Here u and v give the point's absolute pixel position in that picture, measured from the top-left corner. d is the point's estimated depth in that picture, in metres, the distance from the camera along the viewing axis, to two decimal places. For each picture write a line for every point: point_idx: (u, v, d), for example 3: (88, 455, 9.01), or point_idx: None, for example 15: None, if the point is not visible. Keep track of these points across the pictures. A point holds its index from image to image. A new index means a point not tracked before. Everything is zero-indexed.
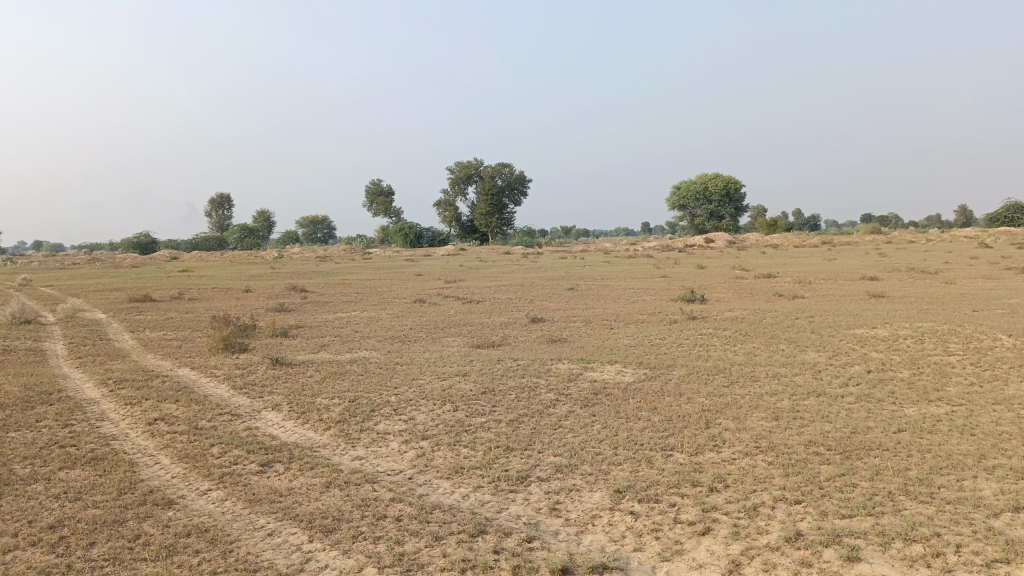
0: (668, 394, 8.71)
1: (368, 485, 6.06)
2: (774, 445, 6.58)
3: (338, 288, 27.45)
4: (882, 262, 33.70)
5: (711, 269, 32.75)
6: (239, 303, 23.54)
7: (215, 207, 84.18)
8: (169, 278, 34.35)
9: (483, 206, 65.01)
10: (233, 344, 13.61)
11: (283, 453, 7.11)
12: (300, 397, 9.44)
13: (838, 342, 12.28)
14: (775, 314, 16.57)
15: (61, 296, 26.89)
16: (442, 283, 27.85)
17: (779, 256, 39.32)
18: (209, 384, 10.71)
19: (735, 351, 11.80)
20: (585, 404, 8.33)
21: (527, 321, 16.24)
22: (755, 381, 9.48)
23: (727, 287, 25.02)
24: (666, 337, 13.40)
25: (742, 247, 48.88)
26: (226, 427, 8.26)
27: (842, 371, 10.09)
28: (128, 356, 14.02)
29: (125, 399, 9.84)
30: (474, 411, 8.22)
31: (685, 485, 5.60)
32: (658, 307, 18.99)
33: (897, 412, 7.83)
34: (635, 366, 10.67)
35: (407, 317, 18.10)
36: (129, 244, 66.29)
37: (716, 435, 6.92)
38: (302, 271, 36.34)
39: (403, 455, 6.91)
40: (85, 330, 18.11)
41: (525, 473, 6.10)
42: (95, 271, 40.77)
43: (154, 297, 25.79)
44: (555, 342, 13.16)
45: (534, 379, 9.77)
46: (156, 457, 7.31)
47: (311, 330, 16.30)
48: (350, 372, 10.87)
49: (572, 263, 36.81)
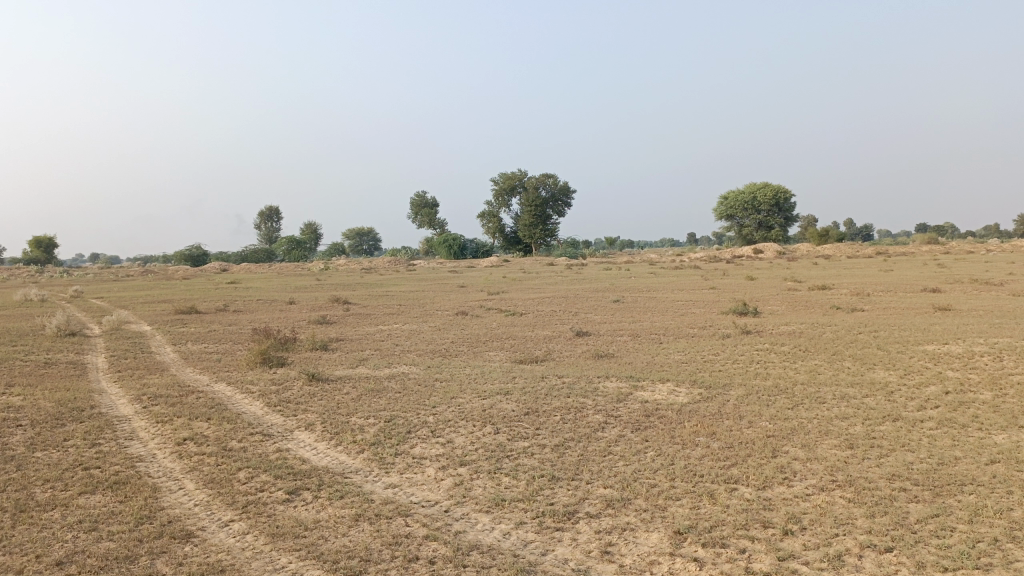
0: (727, 417, 8.02)
1: (400, 519, 5.53)
2: (852, 478, 5.87)
3: (381, 299, 27.26)
4: (945, 273, 32.20)
5: (762, 280, 31.67)
6: (282, 315, 23.41)
7: (264, 220, 85.49)
8: (216, 290, 34.59)
9: (527, 217, 64.60)
10: (271, 359, 13.30)
11: (313, 479, 6.64)
12: (334, 417, 8.99)
13: (908, 361, 11.39)
14: (835, 328, 15.65)
15: (109, 308, 27.16)
16: (486, 295, 27.41)
17: (834, 267, 37.95)
18: (243, 401, 10.37)
19: (796, 369, 11.02)
20: (636, 428, 7.70)
21: (572, 335, 15.65)
22: (822, 404, 8.72)
23: (781, 299, 24.05)
24: (720, 353, 12.66)
25: (792, 258, 47.44)
26: (256, 448, 7.85)
27: (916, 392, 9.27)
28: (167, 369, 13.81)
29: (157, 417, 9.55)
30: (517, 434, 7.65)
31: (754, 527, 4.96)
32: (709, 321, 18.17)
33: (987, 439, 7.02)
34: (689, 385, 10.00)
35: (449, 330, 17.66)
36: (181, 257, 67.61)
37: (785, 466, 6.24)
38: (347, 283, 36.29)
39: (440, 483, 6.37)
40: (129, 342, 18.10)
41: (572, 507, 5.51)
42: (147, 283, 41.43)
43: (200, 309, 25.87)
44: (602, 358, 12.51)
45: (580, 399, 9.16)
46: (181, 482, 6.92)
47: (351, 344, 15.95)
48: (388, 390, 10.41)
49: (617, 275, 35.97)
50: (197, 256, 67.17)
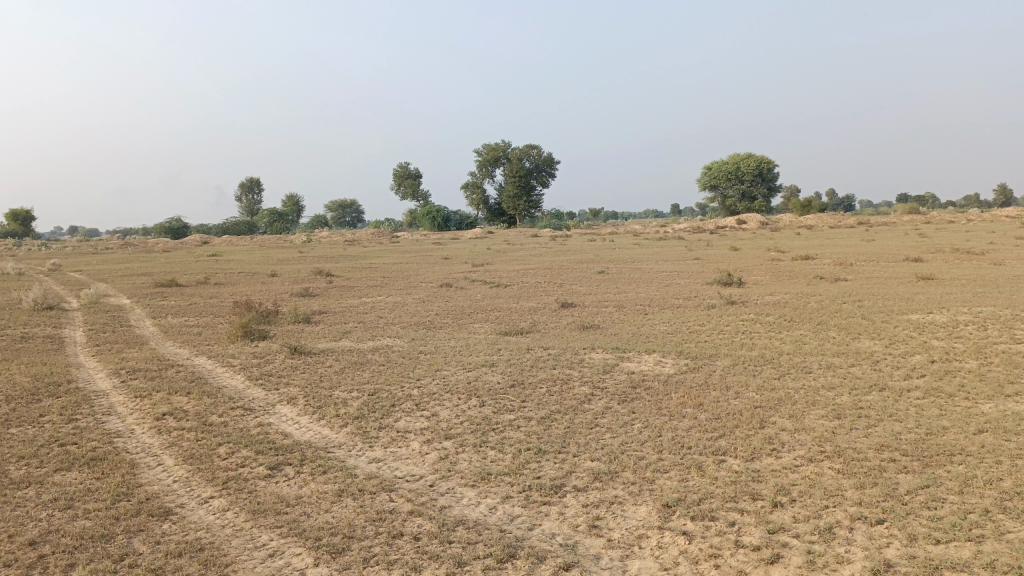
0: (714, 388, 7.95)
1: (384, 495, 5.42)
2: (841, 449, 5.82)
3: (364, 272, 27.01)
4: (927, 243, 32.36)
5: (747, 251, 31.68)
6: (264, 288, 23.14)
7: (246, 192, 84.48)
8: (197, 262, 34.17)
9: (511, 188, 64.21)
10: (252, 332, 13.10)
11: (295, 454, 6.51)
12: (317, 390, 8.84)
13: (893, 330, 11.38)
14: (820, 298, 15.65)
15: (88, 281, 26.73)
16: (470, 267, 27.25)
17: (817, 237, 38.04)
18: (225, 375, 10.20)
19: (782, 339, 10.98)
20: (623, 400, 7.62)
21: (557, 307, 15.55)
22: (809, 374, 8.67)
23: (765, 269, 24.06)
24: (705, 324, 12.61)
25: (775, 228, 47.52)
26: (237, 423, 7.70)
27: (903, 362, 9.25)
28: (147, 343, 13.59)
29: (135, 391, 9.37)
30: (502, 407, 7.55)
31: (743, 499, 4.90)
32: (694, 291, 18.14)
33: (974, 409, 7.00)
34: (675, 356, 9.93)
35: (433, 302, 17.51)
36: (161, 229, 66.78)
37: (773, 437, 6.19)
38: (330, 255, 35.98)
39: (424, 458, 6.27)
40: (108, 316, 17.82)
41: (559, 481, 5.42)
42: (127, 255, 40.91)
43: (181, 282, 25.53)
44: (587, 329, 12.42)
45: (566, 371, 9.07)
46: (160, 458, 6.78)
47: (334, 316, 15.77)
48: (372, 362, 10.28)
49: (601, 246, 35.84)
50: (178, 228, 66.37)
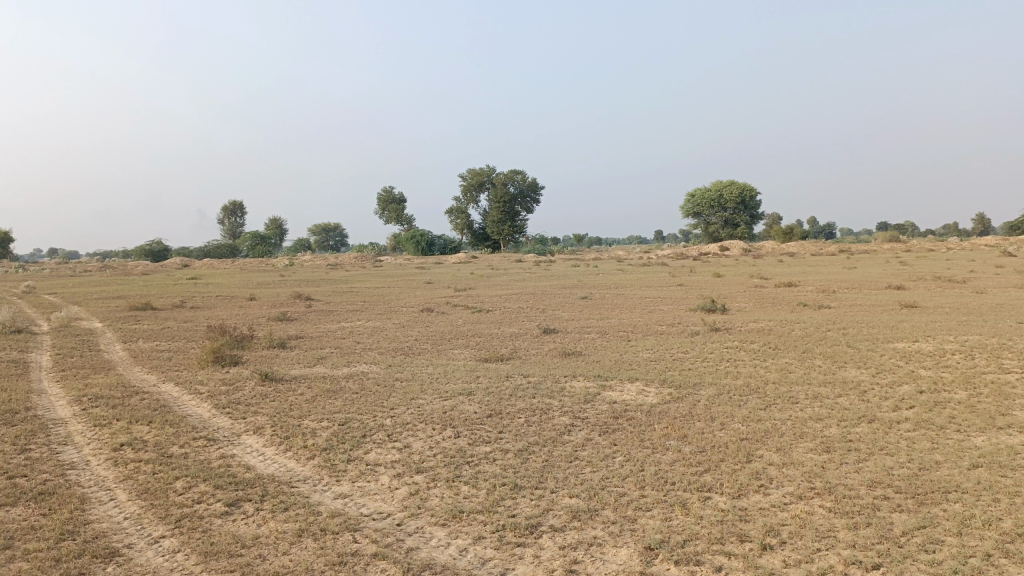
0: (699, 419, 7.67)
1: (348, 535, 5.07)
2: (831, 486, 5.55)
3: (344, 296, 26.60)
4: (908, 271, 32.46)
5: (730, 277, 31.60)
6: (241, 312, 22.69)
7: (228, 215, 83.85)
8: (175, 286, 33.57)
9: (495, 213, 64.15)
10: (224, 357, 12.69)
11: (257, 489, 6.14)
12: (286, 420, 8.47)
13: (879, 359, 11.18)
14: (804, 326, 15.48)
15: (61, 304, 26.10)
16: (452, 292, 26.94)
17: (799, 265, 38.13)
18: (191, 403, 9.78)
19: (767, 368, 10.73)
20: (604, 431, 7.31)
21: (539, 332, 15.27)
22: (795, 404, 8.41)
23: (749, 296, 23.92)
24: (689, 351, 12.37)
25: (757, 255, 47.66)
26: (199, 455, 7.31)
27: (890, 392, 9.03)
28: (115, 368, 13.13)
29: (95, 420, 8.93)
30: (478, 438, 7.21)
31: (730, 541, 4.60)
32: (678, 318, 17.91)
33: (966, 442, 6.76)
34: (658, 384, 9.65)
35: (412, 327, 17.17)
36: (141, 252, 65.97)
37: (760, 472, 5.90)
38: (312, 279, 35.54)
39: (394, 493, 5.91)
40: (77, 340, 17.29)
41: (535, 520, 5.09)
42: (103, 278, 40.15)
43: (156, 305, 25.00)
44: (569, 356, 12.11)
45: (545, 400, 8.75)
46: (112, 492, 6.37)
47: (311, 341, 15.37)
48: (345, 390, 9.92)
49: (585, 271, 35.71)
50: (158, 251, 65.60)
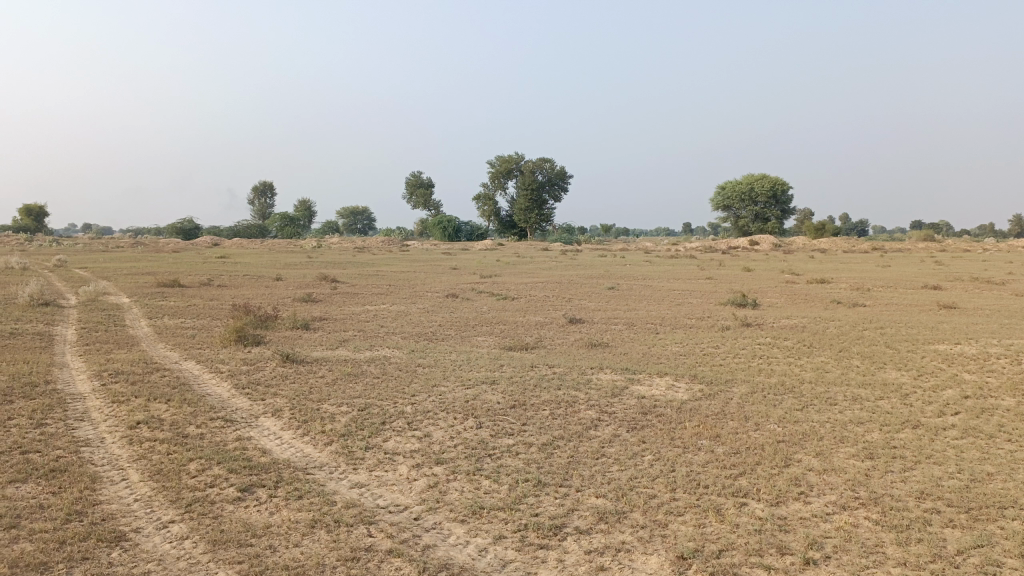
0: (733, 418, 7.33)
1: (362, 528, 4.83)
2: (877, 496, 5.20)
3: (370, 279, 26.48)
4: (945, 271, 31.63)
5: (760, 272, 31.02)
6: (267, 291, 22.66)
7: (259, 196, 84.33)
8: (204, 263, 33.78)
9: (524, 201, 63.80)
10: (247, 336, 12.55)
11: (271, 475, 5.93)
12: (304, 403, 8.27)
13: (919, 361, 10.71)
14: (839, 323, 15.03)
15: (91, 278, 26.30)
16: (478, 278, 26.73)
17: (831, 262, 37.31)
18: (211, 382, 9.63)
19: (801, 366, 10.32)
20: (632, 427, 7.00)
21: (565, 322, 14.97)
22: (832, 406, 8.02)
23: (780, 291, 23.41)
24: (719, 346, 12.01)
25: (788, 250, 46.86)
26: (215, 436, 7.13)
27: (934, 396, 8.61)
28: (138, 344, 13.05)
29: (114, 396, 8.80)
30: (500, 430, 6.94)
31: (769, 553, 4.29)
32: (707, 311, 17.48)
33: (1020, 453, 6.35)
34: (689, 380, 9.32)
35: (437, 312, 16.97)
36: (172, 230, 66.62)
37: (799, 478, 5.57)
38: (338, 261, 35.57)
39: (412, 485, 5.67)
40: (103, 314, 17.31)
41: (559, 521, 4.81)
42: (134, 254, 40.56)
43: (184, 282, 25.07)
44: (595, 347, 11.78)
45: (572, 392, 8.45)
46: (124, 472, 6.20)
47: (334, 323, 15.20)
48: (367, 374, 9.70)
49: (613, 262, 35.33)
50: (189, 229, 66.13)
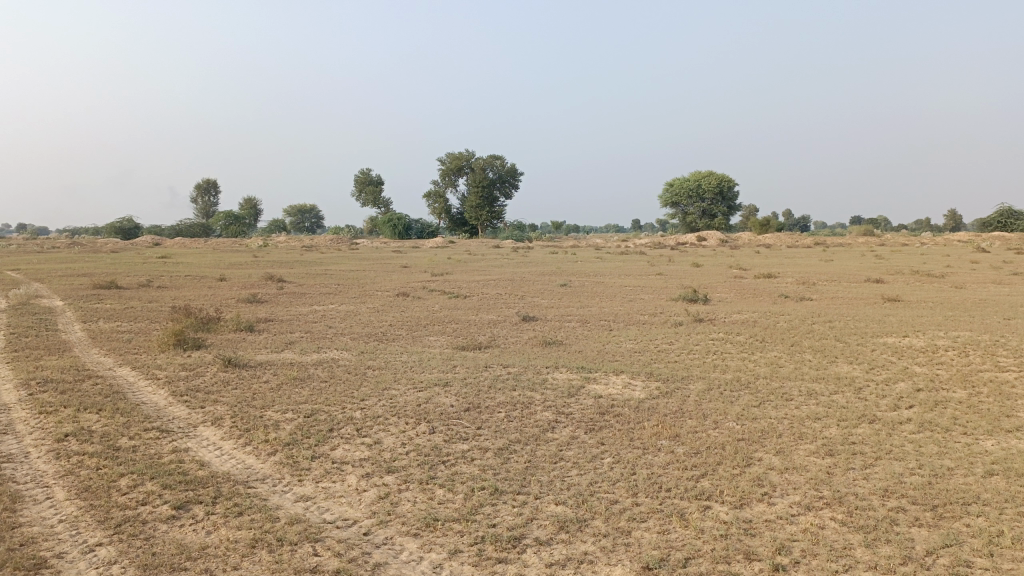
0: (691, 416, 7.19)
1: (308, 547, 4.51)
2: (840, 495, 5.10)
3: (317, 279, 25.86)
4: (886, 264, 32.39)
5: (708, 267, 31.30)
6: (210, 292, 21.88)
7: (202, 194, 82.13)
8: (143, 264, 32.60)
9: (474, 198, 63.38)
10: (186, 341, 11.99)
11: (209, 490, 5.55)
12: (247, 410, 7.86)
13: (870, 354, 10.77)
14: (789, 318, 15.13)
15: (22, 280, 25.09)
16: (429, 276, 26.32)
17: (777, 256, 37.91)
18: (147, 390, 9.11)
19: (756, 361, 10.27)
20: (590, 429, 6.80)
21: (518, 320, 14.74)
22: (789, 402, 7.95)
23: (729, 286, 23.59)
24: (674, 342, 11.92)
25: (735, 246, 47.54)
26: (149, 449, 6.69)
27: (887, 390, 8.62)
28: (70, 350, 12.36)
29: (40, 406, 8.22)
30: (454, 435, 6.66)
31: (737, 561, 4.12)
32: (660, 307, 17.45)
33: (976, 447, 6.34)
34: (645, 378, 9.17)
35: (387, 312, 16.57)
36: (111, 230, 64.40)
37: (761, 478, 5.44)
38: (285, 260, 34.72)
39: (361, 497, 5.36)
40: (33, 319, 16.44)
41: (518, 532, 4.57)
42: (69, 255, 39.02)
43: (121, 284, 24.08)
44: (549, 346, 11.56)
45: (527, 393, 8.21)
46: (48, 490, 5.72)
47: (280, 325, 14.70)
48: (313, 378, 9.31)
49: (564, 258, 35.31)
50: (129, 229, 63.98)
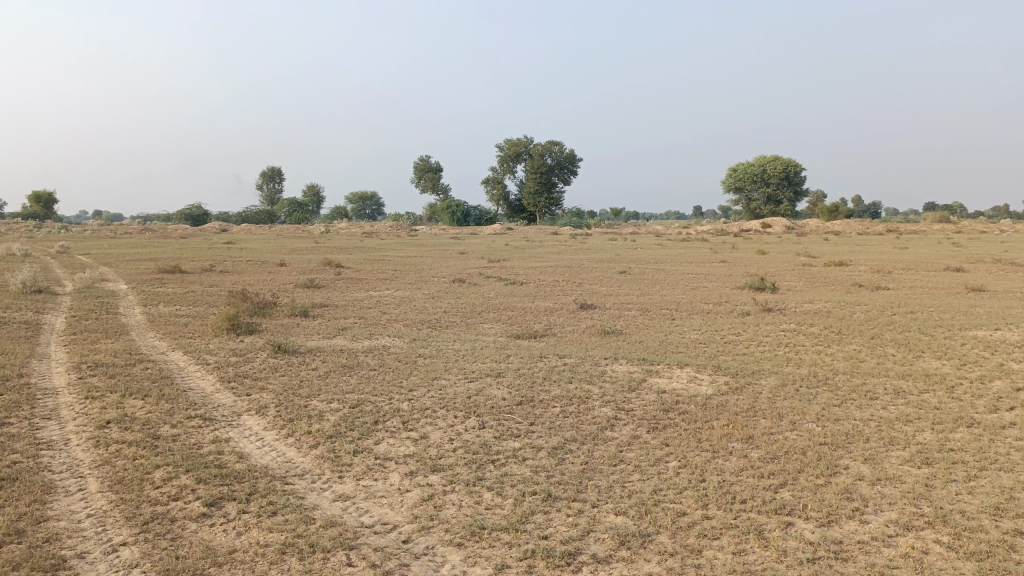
0: (765, 416, 6.55)
1: (341, 555, 4.13)
2: (944, 513, 4.45)
3: (375, 264, 25.79)
4: (966, 252, 30.62)
5: (775, 254, 30.08)
6: (269, 277, 21.94)
7: (267, 181, 83.65)
8: (208, 249, 33.04)
9: (532, 184, 62.82)
10: (240, 325, 11.85)
11: (244, 486, 5.22)
12: (292, 399, 7.56)
13: (960, 349, 9.88)
14: (866, 308, 14.20)
15: (92, 264, 25.75)
16: (486, 262, 25.94)
17: (848, 244, 36.24)
18: (195, 375, 8.92)
19: (833, 355, 9.52)
20: (653, 427, 6.26)
21: (576, 308, 14.20)
22: (873, 401, 7.23)
23: (799, 274, 22.52)
24: (741, 333, 11.21)
25: (802, 232, 45.88)
26: (189, 438, 6.42)
27: (984, 389, 7.80)
28: (127, 334, 12.35)
29: (87, 391, 8.07)
30: (505, 431, 6.20)
31: None
32: (725, 296, 16.65)
33: None
34: (712, 371, 8.55)
35: (442, 298, 16.23)
36: (181, 216, 66.13)
37: (850, 490, 4.82)
38: (345, 246, 34.83)
39: (404, 498, 4.95)
40: (96, 302, 16.63)
41: (573, 547, 4.08)
42: (138, 240, 40.00)
43: (185, 268, 24.42)
44: (608, 336, 11.01)
45: (585, 386, 7.69)
46: (82, 481, 5.47)
47: (335, 310, 14.49)
48: (362, 366, 8.97)
49: (624, 245, 34.51)
50: (198, 215, 65.52)
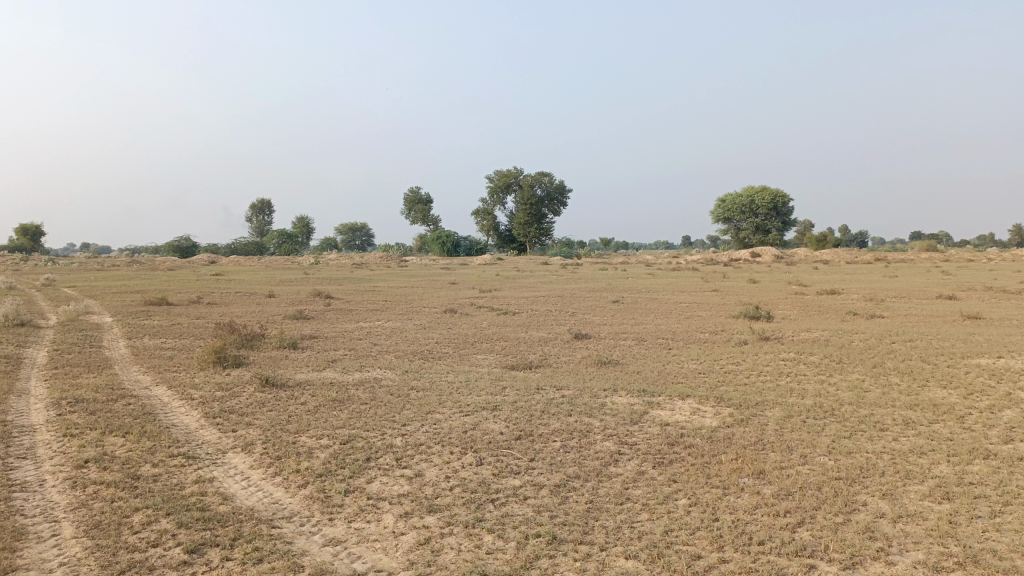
0: (774, 449, 6.29)
1: None
2: (974, 553, 4.19)
3: (365, 295, 25.48)
4: (957, 280, 30.67)
5: (767, 283, 29.99)
6: (257, 309, 21.60)
7: (256, 213, 83.48)
8: (196, 281, 32.67)
9: (522, 215, 62.88)
10: (226, 358, 11.52)
11: (229, 531, 4.90)
12: (280, 435, 7.24)
13: (965, 378, 9.67)
14: (864, 336, 14.01)
15: (77, 297, 25.33)
16: (477, 293, 25.69)
17: (838, 272, 36.26)
18: (179, 411, 8.58)
19: (836, 385, 9.29)
20: (659, 463, 5.99)
21: (570, 338, 13.95)
22: (884, 433, 6.98)
23: (792, 303, 22.38)
24: (741, 363, 10.98)
25: (791, 261, 45.98)
26: (172, 478, 6.10)
27: (995, 419, 7.56)
28: (110, 368, 11.98)
29: (66, 428, 7.72)
30: (504, 468, 5.92)
31: None
32: (720, 325, 16.45)
33: None
34: (714, 402, 8.29)
35: (434, 329, 15.95)
36: (170, 248, 65.76)
37: (872, 529, 4.55)
38: (335, 277, 34.52)
39: (399, 542, 4.65)
40: (80, 335, 16.25)
41: None
42: (125, 272, 39.62)
43: (171, 300, 24.02)
44: (605, 366, 10.75)
45: (585, 419, 7.42)
46: (55, 527, 5.14)
47: (325, 342, 14.18)
48: (353, 400, 8.66)
49: (616, 275, 34.39)
50: (187, 248, 65.21)
